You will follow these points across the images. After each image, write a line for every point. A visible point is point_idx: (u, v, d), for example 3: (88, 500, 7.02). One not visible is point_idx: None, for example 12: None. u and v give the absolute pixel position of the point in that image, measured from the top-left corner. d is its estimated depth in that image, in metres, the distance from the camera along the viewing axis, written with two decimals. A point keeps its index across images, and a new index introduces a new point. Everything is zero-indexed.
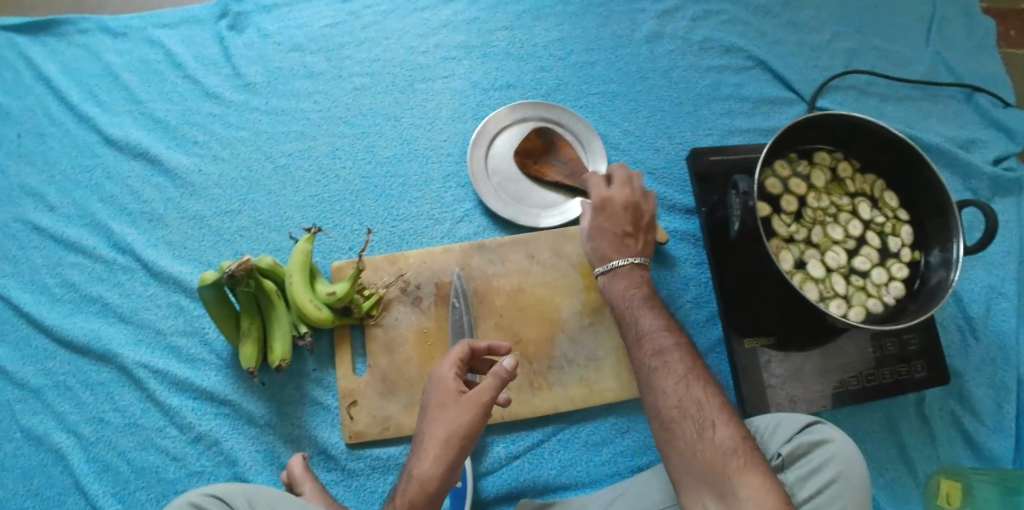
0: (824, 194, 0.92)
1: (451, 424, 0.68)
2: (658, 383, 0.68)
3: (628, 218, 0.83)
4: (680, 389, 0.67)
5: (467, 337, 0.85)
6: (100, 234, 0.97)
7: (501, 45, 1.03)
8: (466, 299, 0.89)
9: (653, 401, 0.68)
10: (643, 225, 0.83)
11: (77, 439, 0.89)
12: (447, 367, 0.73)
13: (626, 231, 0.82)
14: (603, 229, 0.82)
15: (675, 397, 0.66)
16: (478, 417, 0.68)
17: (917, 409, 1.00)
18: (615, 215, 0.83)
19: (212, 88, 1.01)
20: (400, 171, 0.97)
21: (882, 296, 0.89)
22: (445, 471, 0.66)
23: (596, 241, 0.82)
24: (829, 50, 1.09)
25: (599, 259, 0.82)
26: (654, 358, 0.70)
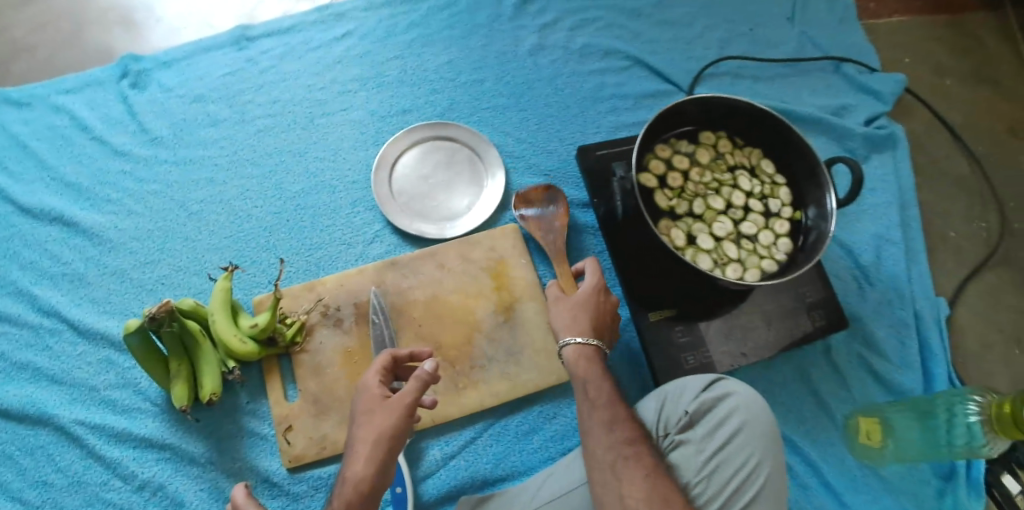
0: (704, 171, 1.00)
1: (381, 417, 0.72)
2: (626, 472, 0.71)
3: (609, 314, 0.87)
4: (648, 484, 0.70)
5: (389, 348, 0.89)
6: (24, 300, 0.99)
7: (394, 74, 1.08)
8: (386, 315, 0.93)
9: (618, 487, 0.70)
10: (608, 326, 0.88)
11: (21, 505, 0.90)
12: (373, 375, 0.77)
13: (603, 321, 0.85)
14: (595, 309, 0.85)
15: (642, 490, 0.69)
16: (397, 418, 0.72)
17: (827, 356, 1.07)
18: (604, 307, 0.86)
19: (120, 146, 1.05)
20: (309, 203, 1.01)
21: (774, 254, 0.97)
22: (373, 480, 0.69)
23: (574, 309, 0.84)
24: (702, 42, 1.17)
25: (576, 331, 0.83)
26: (629, 447, 0.73)
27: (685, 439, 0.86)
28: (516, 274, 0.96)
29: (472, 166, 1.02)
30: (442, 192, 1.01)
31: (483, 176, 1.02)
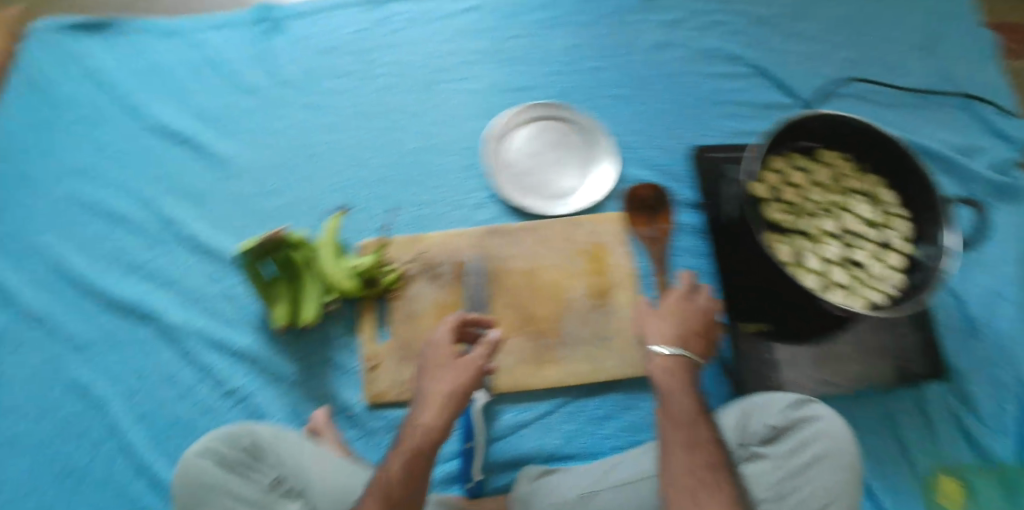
0: (821, 192, 0.98)
1: (450, 388, 0.75)
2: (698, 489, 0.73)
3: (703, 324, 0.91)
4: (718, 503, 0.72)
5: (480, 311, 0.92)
6: (149, 210, 1.06)
7: (517, 51, 1.10)
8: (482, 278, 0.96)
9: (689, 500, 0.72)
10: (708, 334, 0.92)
11: (119, 391, 0.97)
12: (445, 332, 0.80)
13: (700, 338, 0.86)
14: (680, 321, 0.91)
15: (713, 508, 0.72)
16: (462, 394, 0.75)
17: (916, 403, 1.02)
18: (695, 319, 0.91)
19: (251, 85, 1.11)
20: (423, 162, 1.04)
21: (884, 287, 0.92)
22: (427, 453, 0.72)
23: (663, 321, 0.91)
24: (832, 61, 1.13)
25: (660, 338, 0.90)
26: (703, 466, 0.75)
27: (763, 452, 0.85)
28: (613, 260, 0.97)
29: (584, 149, 1.03)
30: (551, 170, 1.02)
31: (593, 161, 1.03)
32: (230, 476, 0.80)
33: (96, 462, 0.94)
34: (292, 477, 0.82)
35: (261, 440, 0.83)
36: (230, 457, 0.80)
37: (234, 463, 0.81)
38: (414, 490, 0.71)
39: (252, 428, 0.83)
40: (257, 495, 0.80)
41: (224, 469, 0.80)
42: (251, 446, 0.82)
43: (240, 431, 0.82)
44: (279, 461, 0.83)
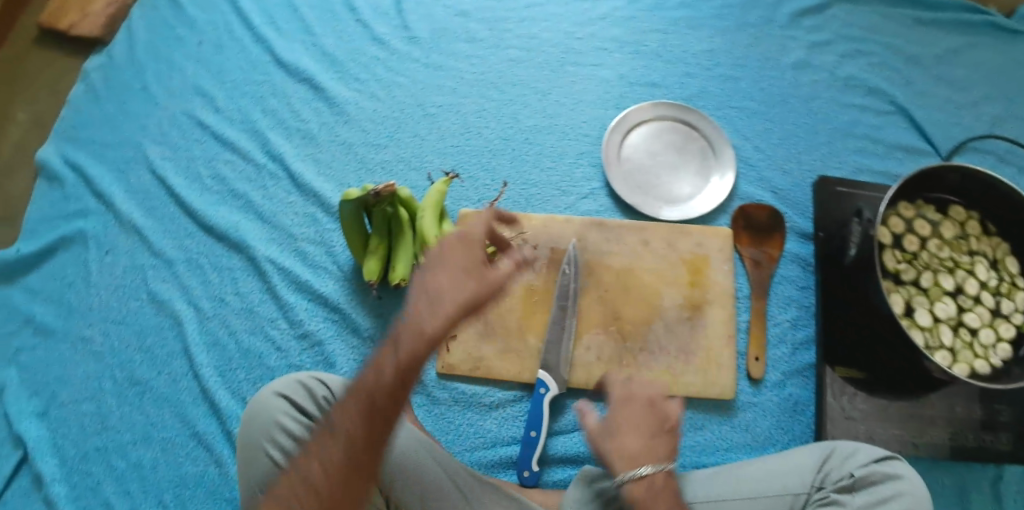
0: (943, 246, 0.92)
1: (431, 316, 0.60)
2: None
3: (658, 419, 0.79)
4: None
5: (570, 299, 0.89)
6: (257, 141, 1.07)
7: (652, 46, 1.08)
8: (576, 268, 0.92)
9: None
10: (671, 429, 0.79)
11: (196, 312, 0.98)
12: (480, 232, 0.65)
13: (654, 430, 0.78)
14: (635, 432, 0.78)
15: None
16: (440, 330, 0.59)
17: (993, 486, 0.96)
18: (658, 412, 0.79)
19: (379, 35, 1.10)
20: (538, 141, 1.02)
21: (990, 358, 0.86)
22: (386, 399, 0.59)
23: (628, 441, 0.77)
24: (974, 112, 1.09)
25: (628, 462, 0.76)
26: None
27: (839, 500, 0.78)
28: (712, 276, 0.94)
29: (703, 158, 1.01)
30: (667, 173, 1.00)
31: (711, 172, 1.00)
32: (304, 430, 0.74)
33: (161, 379, 0.95)
34: None
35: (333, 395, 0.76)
36: (303, 409, 0.75)
37: (307, 417, 0.75)
38: (373, 436, 0.58)
39: (324, 380, 0.77)
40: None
41: (297, 420, 0.74)
42: (324, 399, 0.76)
43: (314, 381, 0.77)
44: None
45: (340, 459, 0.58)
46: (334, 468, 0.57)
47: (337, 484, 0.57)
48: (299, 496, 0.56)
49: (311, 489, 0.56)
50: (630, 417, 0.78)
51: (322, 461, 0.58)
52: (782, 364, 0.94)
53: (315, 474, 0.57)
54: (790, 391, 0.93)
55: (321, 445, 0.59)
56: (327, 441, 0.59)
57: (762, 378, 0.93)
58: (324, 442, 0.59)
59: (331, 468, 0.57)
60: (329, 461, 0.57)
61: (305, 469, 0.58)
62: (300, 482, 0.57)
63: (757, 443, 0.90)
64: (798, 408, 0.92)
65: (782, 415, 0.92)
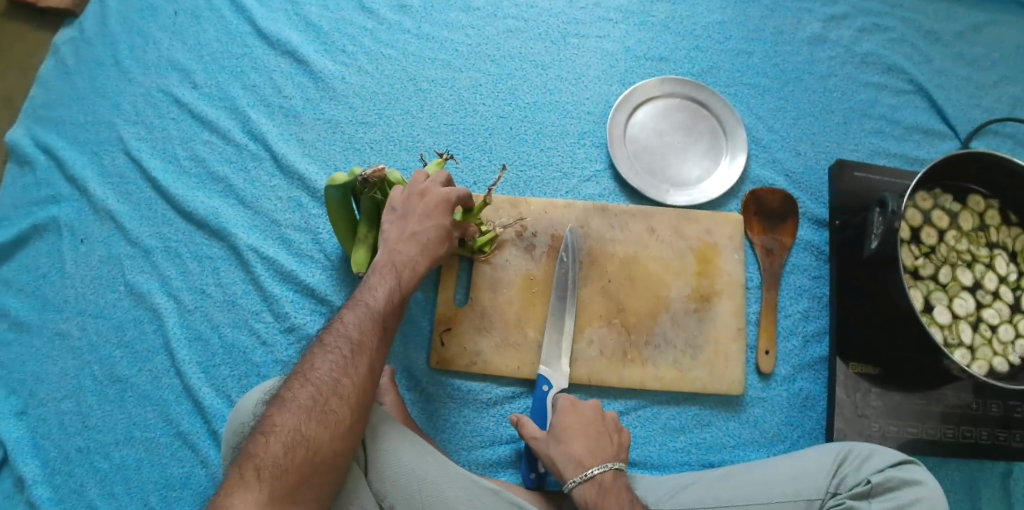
0: (962, 238, 0.88)
1: (422, 252, 0.77)
2: None
3: (597, 416, 0.76)
4: None
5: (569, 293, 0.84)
6: (237, 119, 0.99)
7: (661, 16, 1.01)
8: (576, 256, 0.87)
9: None
10: (612, 428, 0.77)
11: (175, 304, 0.91)
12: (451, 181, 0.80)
13: (599, 430, 0.75)
14: (577, 432, 0.74)
15: None
16: (426, 265, 0.77)
17: (1003, 479, 0.93)
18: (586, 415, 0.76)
19: (368, 3, 1.02)
20: (538, 119, 0.96)
21: (1009, 354, 0.83)
22: (393, 323, 0.72)
23: (576, 444, 0.73)
24: (995, 92, 1.04)
25: (575, 465, 0.71)
26: None
27: (855, 506, 0.74)
28: (722, 265, 0.89)
29: (713, 138, 0.95)
30: (674, 154, 0.94)
31: (721, 152, 0.95)
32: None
33: (142, 376, 0.89)
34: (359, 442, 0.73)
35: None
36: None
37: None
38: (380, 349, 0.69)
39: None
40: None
41: None
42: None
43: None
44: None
45: (364, 371, 0.66)
46: (356, 372, 0.66)
47: (361, 391, 0.66)
48: (327, 395, 0.64)
49: (342, 394, 0.64)
50: (575, 420, 0.75)
51: (349, 373, 0.65)
52: (792, 358, 0.89)
53: (344, 381, 0.65)
54: (800, 385, 0.88)
55: (342, 358, 0.66)
56: (344, 351, 0.67)
57: (772, 373, 0.89)
58: (343, 354, 0.66)
59: (357, 377, 0.66)
60: (355, 371, 0.66)
61: (334, 378, 0.65)
62: (326, 385, 0.64)
63: (765, 440, 0.87)
64: (808, 403, 0.88)
65: (792, 410, 0.88)
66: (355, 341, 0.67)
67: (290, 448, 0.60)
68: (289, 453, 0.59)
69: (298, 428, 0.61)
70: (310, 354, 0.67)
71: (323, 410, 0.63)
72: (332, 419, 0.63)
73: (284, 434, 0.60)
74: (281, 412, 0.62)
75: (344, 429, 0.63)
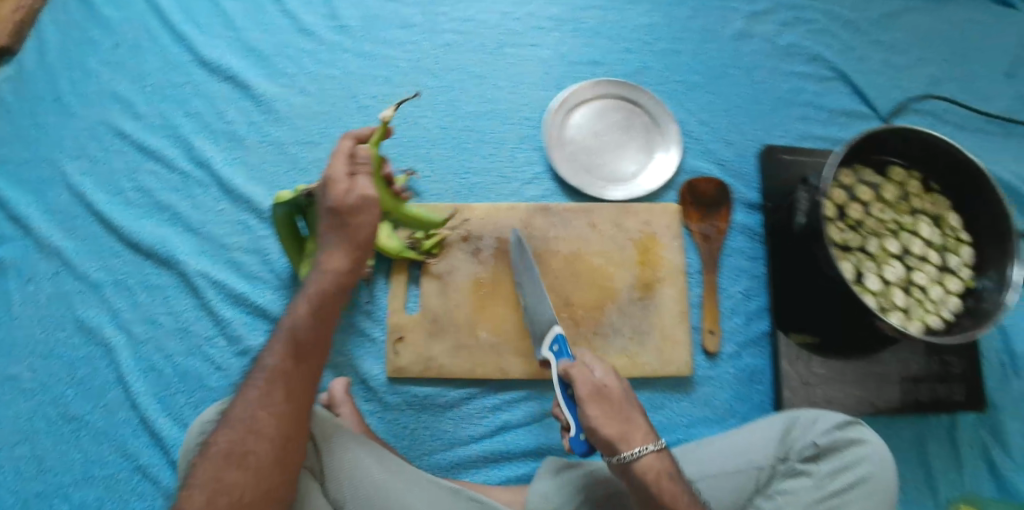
0: (886, 209, 0.93)
1: (348, 250, 0.72)
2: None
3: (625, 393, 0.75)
4: None
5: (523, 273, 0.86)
6: (181, 147, 1.00)
7: (591, 23, 1.05)
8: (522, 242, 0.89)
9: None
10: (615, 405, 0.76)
11: (128, 337, 0.91)
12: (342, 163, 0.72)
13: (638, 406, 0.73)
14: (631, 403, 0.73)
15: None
16: (348, 263, 0.72)
17: (948, 434, 0.96)
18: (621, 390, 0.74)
19: (307, 26, 1.04)
20: (478, 128, 0.99)
21: (941, 311, 0.88)
22: (309, 335, 0.69)
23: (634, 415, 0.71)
24: (912, 72, 1.08)
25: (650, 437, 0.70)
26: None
27: (807, 470, 0.80)
28: (662, 254, 0.93)
29: (648, 134, 0.99)
30: (611, 152, 0.98)
31: (656, 147, 0.99)
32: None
33: (97, 412, 0.88)
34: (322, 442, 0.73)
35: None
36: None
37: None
38: (302, 372, 0.68)
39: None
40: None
41: None
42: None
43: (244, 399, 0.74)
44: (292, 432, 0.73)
45: (282, 399, 0.66)
46: (274, 404, 0.66)
47: (280, 420, 0.65)
48: (246, 435, 0.64)
49: (259, 429, 0.64)
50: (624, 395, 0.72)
51: (266, 406, 0.65)
52: (737, 335, 0.92)
53: (260, 416, 0.65)
54: (747, 362, 0.92)
55: (257, 392, 0.66)
56: (261, 384, 0.66)
57: (718, 352, 0.92)
58: (259, 388, 0.66)
59: (273, 408, 0.65)
60: (271, 403, 0.66)
61: (250, 415, 0.65)
62: (244, 425, 0.64)
63: (718, 416, 0.90)
64: (755, 378, 0.91)
65: (740, 386, 0.91)
66: (270, 372, 0.67)
67: (212, 497, 0.60)
68: (213, 502, 0.60)
69: (217, 477, 0.62)
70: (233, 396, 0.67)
71: (242, 453, 0.63)
72: (251, 460, 0.63)
73: (205, 485, 0.61)
74: (202, 463, 0.63)
75: (268, 463, 0.63)
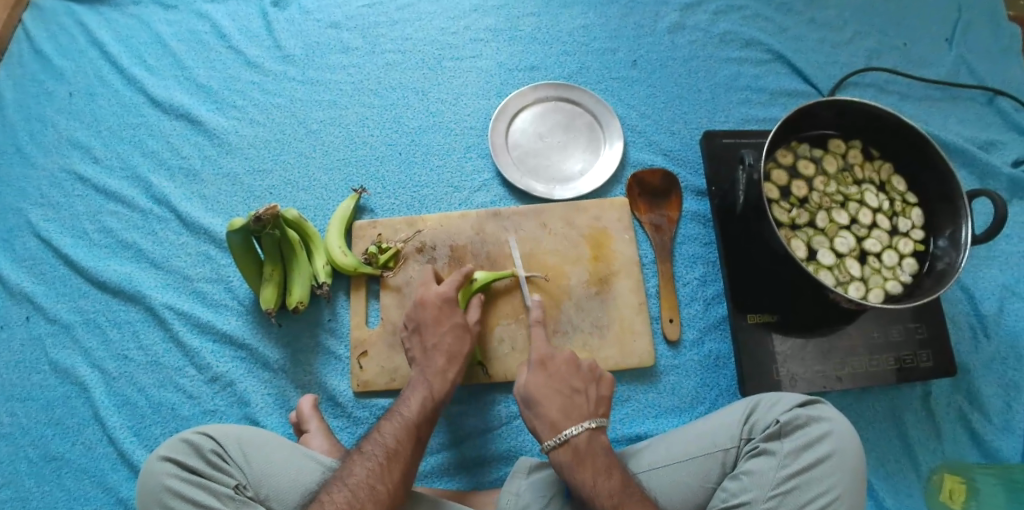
0: (830, 181, 0.92)
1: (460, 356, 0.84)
2: None
3: (571, 374, 0.79)
4: None
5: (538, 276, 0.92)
6: (140, 186, 1.03)
7: (528, 30, 1.09)
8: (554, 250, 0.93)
9: None
10: (589, 381, 0.80)
11: (100, 373, 0.93)
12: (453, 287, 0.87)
13: (575, 387, 0.79)
14: (550, 392, 0.78)
15: None
16: (457, 371, 0.83)
17: (923, 402, 0.94)
18: (559, 374, 0.79)
19: (252, 58, 1.08)
20: (423, 141, 1.02)
21: (899, 276, 0.88)
22: (424, 429, 0.78)
23: (550, 407, 0.76)
24: (850, 48, 1.11)
25: (551, 429, 0.75)
26: None
27: (769, 449, 0.76)
28: (615, 247, 0.94)
29: (591, 132, 1.02)
30: (557, 153, 1.00)
31: (600, 144, 1.01)
32: (190, 487, 0.69)
33: (77, 450, 0.90)
34: (257, 487, 0.72)
35: (223, 448, 0.73)
36: (188, 465, 0.70)
37: (194, 475, 0.70)
38: (412, 456, 0.75)
39: (210, 434, 0.73)
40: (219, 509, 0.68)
41: (186, 480, 0.69)
42: (212, 453, 0.72)
43: (198, 436, 0.73)
44: (245, 469, 0.72)
45: (398, 476, 0.72)
46: (392, 478, 0.71)
47: (392, 499, 0.70)
48: (366, 498, 0.69)
49: (378, 501, 0.69)
50: (546, 382, 0.78)
51: (384, 479, 0.71)
52: (697, 322, 0.93)
53: (378, 487, 0.70)
54: (709, 348, 0.92)
55: (376, 464, 0.72)
56: (381, 457, 0.72)
57: (680, 340, 0.92)
58: (379, 460, 0.72)
59: (390, 483, 0.71)
60: (388, 479, 0.71)
61: (370, 484, 0.70)
62: (365, 490, 0.69)
63: (685, 405, 0.90)
64: (719, 362, 0.92)
65: (705, 372, 0.91)
66: (390, 449, 0.73)
67: None
68: None
69: None
70: (349, 463, 0.72)
71: None
72: None
73: None
74: None
75: None
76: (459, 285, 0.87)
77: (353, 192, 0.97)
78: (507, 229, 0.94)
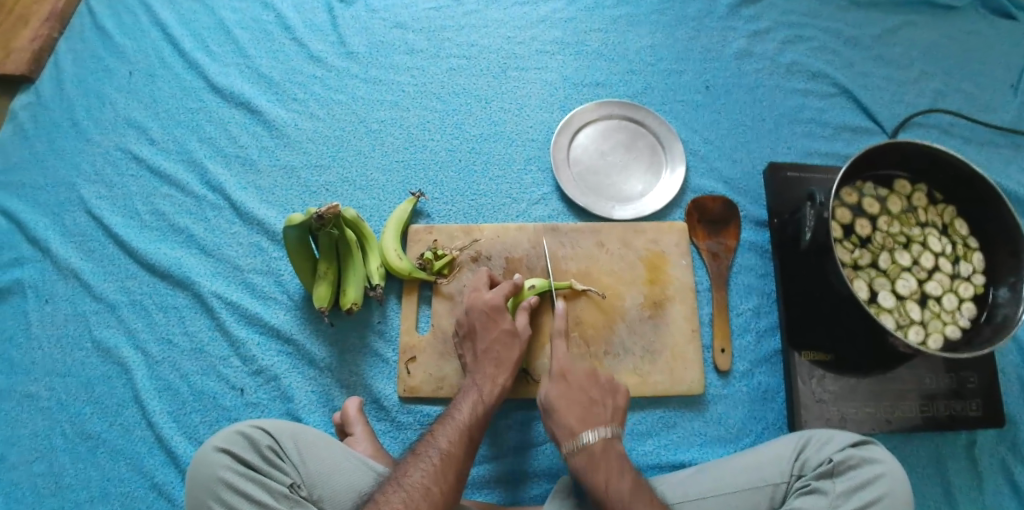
0: (893, 221, 0.91)
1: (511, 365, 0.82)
2: None
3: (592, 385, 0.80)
4: None
5: (591, 291, 0.91)
6: (195, 172, 1.03)
7: (594, 45, 1.08)
8: (609, 270, 0.93)
9: None
10: (608, 392, 0.80)
11: (144, 356, 0.93)
12: (501, 294, 0.85)
13: (594, 397, 0.79)
14: (569, 397, 0.78)
15: None
16: (506, 377, 0.82)
17: (968, 452, 0.92)
18: (578, 382, 0.80)
19: (316, 52, 1.08)
20: (484, 150, 1.02)
21: (958, 321, 0.87)
22: (478, 433, 0.77)
23: (567, 412, 0.77)
24: (916, 86, 1.10)
25: (567, 433, 0.76)
26: None
27: (820, 487, 0.74)
28: (671, 272, 0.93)
29: (653, 154, 1.01)
30: (618, 172, 1.00)
31: (661, 166, 1.00)
32: (246, 480, 0.69)
33: (114, 430, 0.89)
34: (311, 487, 0.71)
35: (279, 444, 0.73)
36: (244, 458, 0.70)
37: (249, 469, 0.70)
38: (466, 461, 0.74)
39: (267, 429, 0.73)
40: (274, 506, 0.67)
41: (242, 474, 0.69)
42: (268, 449, 0.71)
43: (255, 430, 0.72)
44: (300, 468, 0.72)
45: (452, 480, 0.71)
46: (447, 481, 0.71)
47: (447, 499, 0.70)
48: (421, 500, 0.68)
49: (433, 502, 0.68)
50: (565, 390, 0.79)
51: (439, 482, 0.70)
52: (749, 354, 0.92)
53: (433, 488, 0.69)
54: (759, 380, 0.91)
55: (433, 467, 0.71)
56: (438, 460, 0.72)
57: (730, 371, 0.92)
58: (434, 462, 0.71)
59: (445, 485, 0.70)
60: (444, 480, 0.70)
61: (425, 485, 0.69)
62: (420, 492, 0.68)
63: (731, 437, 0.89)
64: (768, 396, 0.91)
65: (753, 405, 0.90)
66: (445, 452, 0.73)
67: None
68: None
69: None
70: (406, 464, 0.72)
71: None
72: None
73: None
74: None
75: None
76: (509, 294, 0.86)
77: (411, 196, 0.97)
78: (565, 246, 0.94)
